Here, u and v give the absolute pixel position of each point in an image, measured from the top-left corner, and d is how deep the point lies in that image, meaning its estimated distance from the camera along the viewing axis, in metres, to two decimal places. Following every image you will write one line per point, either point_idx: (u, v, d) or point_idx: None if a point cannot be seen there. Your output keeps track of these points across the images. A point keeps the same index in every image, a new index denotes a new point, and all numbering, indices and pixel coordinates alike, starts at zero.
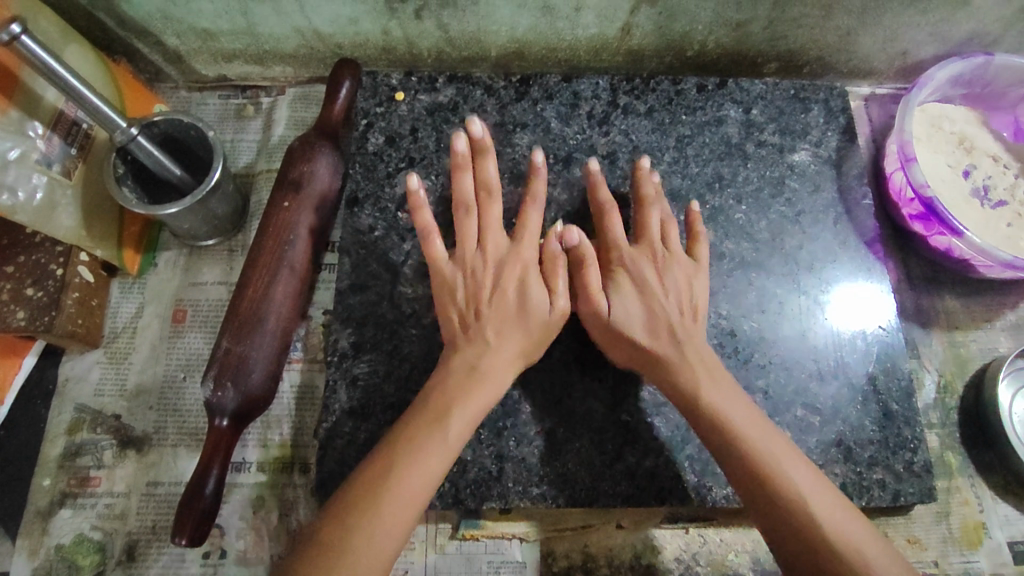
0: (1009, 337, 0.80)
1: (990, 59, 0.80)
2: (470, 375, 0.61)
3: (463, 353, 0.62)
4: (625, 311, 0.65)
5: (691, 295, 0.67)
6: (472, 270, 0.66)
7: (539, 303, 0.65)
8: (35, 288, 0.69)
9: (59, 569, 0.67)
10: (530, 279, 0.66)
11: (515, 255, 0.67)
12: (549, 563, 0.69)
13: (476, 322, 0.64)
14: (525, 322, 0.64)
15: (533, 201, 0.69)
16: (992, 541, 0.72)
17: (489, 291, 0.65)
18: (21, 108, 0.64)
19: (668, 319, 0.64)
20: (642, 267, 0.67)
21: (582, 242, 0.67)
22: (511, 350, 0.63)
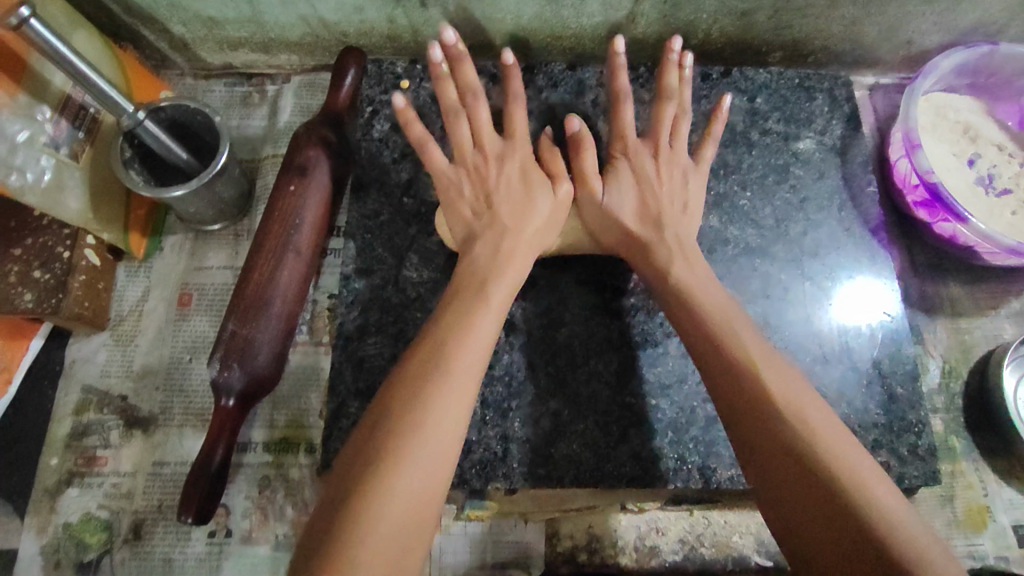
0: (1013, 323, 0.80)
1: (995, 47, 0.80)
2: (494, 256, 0.63)
3: (480, 247, 0.64)
4: (619, 195, 0.68)
5: (684, 185, 0.70)
6: (477, 166, 0.69)
7: (541, 187, 0.68)
8: (42, 271, 0.69)
9: (66, 547, 0.68)
10: (531, 171, 0.68)
11: (514, 149, 0.69)
12: (553, 543, 0.70)
13: (487, 210, 0.66)
14: (534, 208, 0.66)
15: (512, 99, 0.71)
16: (997, 524, 0.72)
17: (493, 183, 0.68)
18: (30, 92, 0.64)
19: (658, 210, 0.67)
20: (638, 159, 0.70)
21: (583, 130, 0.70)
22: (530, 230, 0.66)
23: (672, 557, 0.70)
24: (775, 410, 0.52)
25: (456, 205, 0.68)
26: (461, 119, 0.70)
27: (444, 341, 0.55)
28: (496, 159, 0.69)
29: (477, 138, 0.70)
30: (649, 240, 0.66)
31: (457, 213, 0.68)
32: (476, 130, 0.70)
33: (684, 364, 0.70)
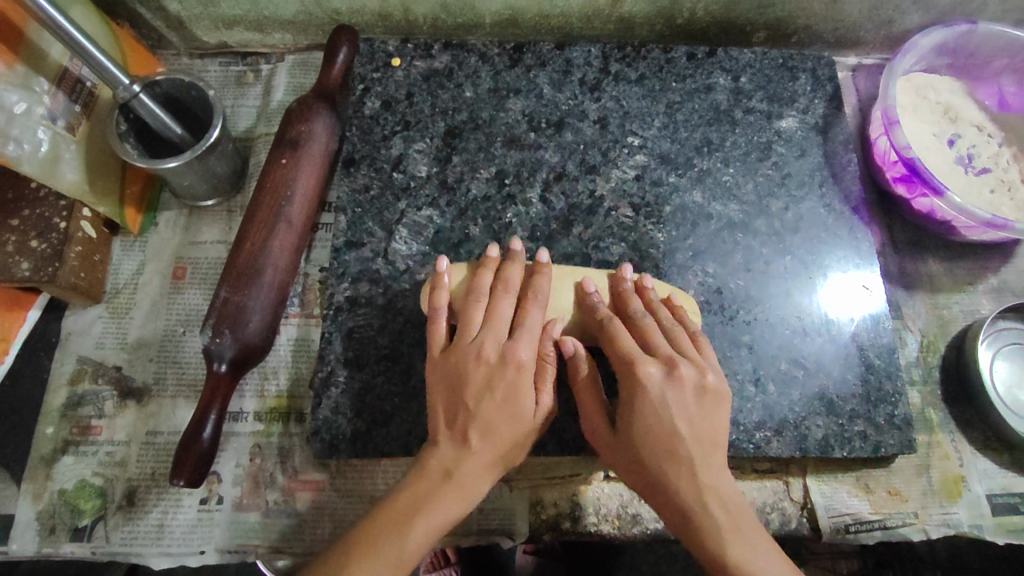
0: (990, 299, 0.81)
1: (974, 27, 0.82)
2: (444, 484, 0.57)
3: (432, 465, 0.58)
4: (630, 436, 0.58)
5: (712, 425, 0.59)
6: (464, 366, 0.60)
7: (526, 403, 0.60)
8: (39, 241, 0.71)
9: (61, 512, 0.69)
10: (524, 385, 0.60)
11: (513, 360, 0.60)
12: (537, 511, 0.71)
13: (462, 421, 0.58)
14: (516, 426, 0.59)
15: (534, 299, 0.63)
16: (971, 493, 0.74)
17: (478, 390, 0.59)
18: (26, 63, 0.66)
19: (687, 458, 0.57)
20: (663, 389, 0.59)
21: (577, 352, 0.63)
22: (496, 455, 0.58)
23: (654, 525, 0.71)
24: None
25: (434, 402, 0.60)
26: (479, 305, 0.62)
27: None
28: (491, 367, 0.60)
29: (482, 338, 0.61)
30: (664, 479, 0.57)
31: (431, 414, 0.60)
32: (485, 324, 0.61)
33: None
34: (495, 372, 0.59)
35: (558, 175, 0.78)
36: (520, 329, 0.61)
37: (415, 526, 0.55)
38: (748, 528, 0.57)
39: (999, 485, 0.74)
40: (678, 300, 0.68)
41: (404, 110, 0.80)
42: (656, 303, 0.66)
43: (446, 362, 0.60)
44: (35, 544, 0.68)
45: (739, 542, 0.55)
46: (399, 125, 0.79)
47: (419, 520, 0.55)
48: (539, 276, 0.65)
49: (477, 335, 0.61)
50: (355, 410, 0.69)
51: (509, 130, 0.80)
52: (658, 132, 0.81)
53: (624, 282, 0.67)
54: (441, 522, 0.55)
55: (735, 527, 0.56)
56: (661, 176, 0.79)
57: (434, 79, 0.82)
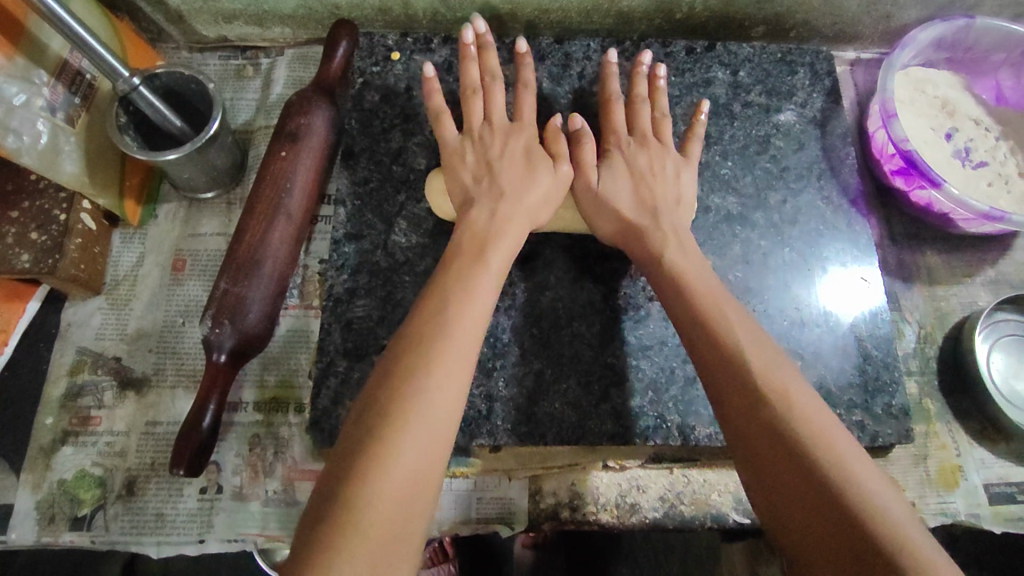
0: (988, 291, 0.82)
1: (971, 21, 0.82)
2: (492, 220, 0.64)
3: (475, 215, 0.65)
4: (612, 188, 0.69)
5: (676, 185, 0.71)
6: (481, 138, 0.70)
7: (542, 161, 0.69)
8: (39, 233, 0.71)
9: (61, 502, 0.69)
10: (534, 147, 0.70)
11: (519, 130, 0.71)
12: (537, 500, 0.72)
13: (487, 176, 0.68)
14: (534, 177, 0.68)
15: (525, 88, 0.75)
16: (968, 483, 0.74)
17: (498, 152, 0.69)
18: (27, 55, 0.66)
19: (655, 202, 0.68)
20: (635, 153, 0.72)
21: (584, 126, 0.72)
22: (528, 200, 0.66)
23: (652, 515, 0.71)
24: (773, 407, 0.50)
25: (456, 168, 0.69)
26: (478, 97, 0.73)
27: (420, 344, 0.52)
28: (503, 133, 0.71)
29: (488, 117, 0.72)
30: (642, 226, 0.67)
31: (455, 177, 0.69)
32: (488, 108, 0.73)
33: (665, 327, 0.71)
34: (508, 135, 0.71)
35: None
36: (518, 112, 0.73)
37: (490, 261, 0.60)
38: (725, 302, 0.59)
39: (996, 475, 0.74)
40: (704, 108, 0.77)
41: (404, 103, 0.80)
42: (662, 87, 0.77)
43: (463, 139, 0.71)
44: (34, 533, 0.68)
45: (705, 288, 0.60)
46: (398, 118, 0.80)
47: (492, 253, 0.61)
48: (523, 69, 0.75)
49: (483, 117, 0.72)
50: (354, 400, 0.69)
51: None
52: None
53: (641, 67, 0.78)
54: (507, 253, 0.62)
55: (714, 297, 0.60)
56: None
57: (434, 73, 0.82)
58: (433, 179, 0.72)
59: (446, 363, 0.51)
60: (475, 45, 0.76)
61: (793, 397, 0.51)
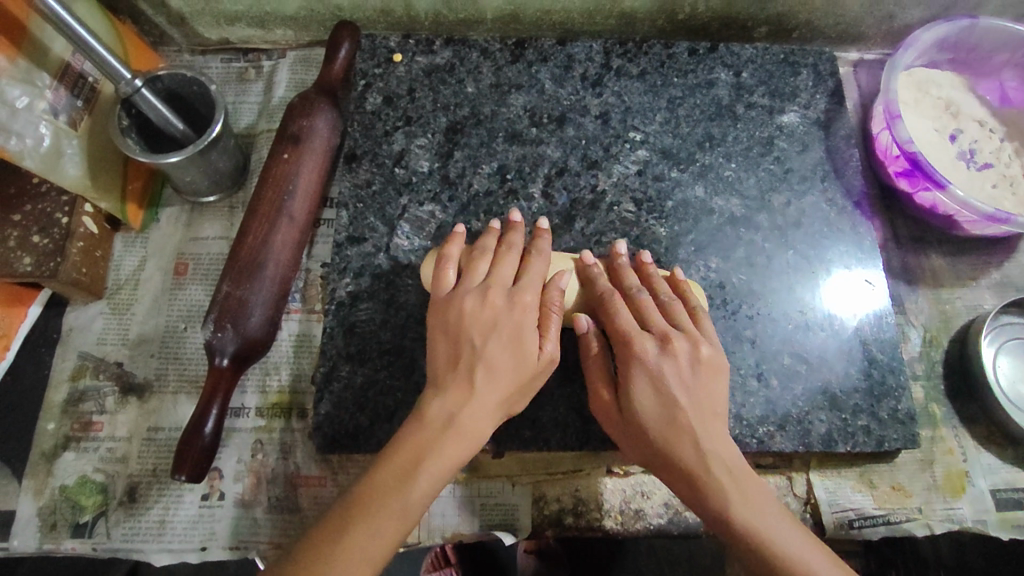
0: (993, 294, 0.81)
1: (975, 21, 0.82)
2: (446, 428, 0.55)
3: (434, 411, 0.56)
4: (637, 410, 0.59)
5: (709, 394, 0.60)
6: (471, 306, 0.59)
7: (530, 347, 0.59)
8: (41, 236, 0.71)
9: (63, 509, 0.69)
10: (526, 330, 0.60)
11: (519, 305, 0.60)
12: (540, 507, 0.71)
13: (468, 358, 0.58)
14: (515, 369, 0.58)
15: (539, 255, 0.64)
16: (975, 489, 0.73)
17: (487, 330, 0.59)
18: (29, 58, 0.66)
19: (692, 427, 0.58)
20: (660, 361, 0.60)
21: (589, 330, 0.63)
22: (499, 397, 0.57)
23: (656, 520, 0.70)
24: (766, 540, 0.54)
25: (434, 342, 0.60)
26: (484, 258, 0.63)
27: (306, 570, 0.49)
28: (498, 309, 0.60)
29: (487, 281, 0.61)
30: (665, 448, 0.58)
31: (432, 350, 0.60)
32: (490, 274, 0.62)
33: None
34: (502, 313, 0.59)
35: (559, 170, 0.78)
36: (524, 275, 0.63)
37: (420, 476, 0.54)
38: (756, 491, 0.56)
39: (1003, 480, 0.74)
40: (680, 277, 0.68)
41: (406, 105, 0.80)
42: (652, 274, 0.67)
43: (448, 304, 0.60)
44: (36, 540, 0.68)
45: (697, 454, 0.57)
46: (400, 121, 0.79)
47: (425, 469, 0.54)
48: (536, 237, 0.67)
49: (484, 279, 0.62)
50: (357, 404, 0.69)
51: (511, 126, 0.80)
52: (660, 128, 0.81)
53: (619, 257, 0.68)
54: (444, 470, 0.54)
55: (742, 489, 0.56)
56: (663, 171, 0.79)
57: (436, 75, 0.82)
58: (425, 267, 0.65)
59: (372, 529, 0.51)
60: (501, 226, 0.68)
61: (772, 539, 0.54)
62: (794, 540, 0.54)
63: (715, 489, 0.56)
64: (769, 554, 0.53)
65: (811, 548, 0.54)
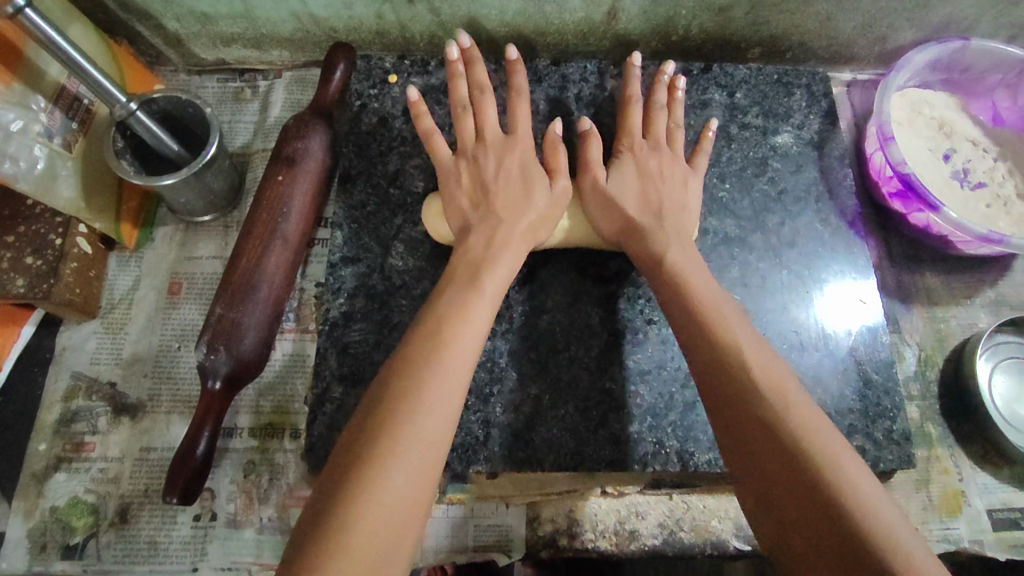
0: (988, 313, 0.81)
1: (967, 43, 0.82)
2: (489, 248, 0.64)
3: (470, 244, 0.65)
4: (618, 189, 0.70)
5: (683, 190, 0.71)
6: (481, 153, 0.71)
7: (540, 180, 0.69)
8: (34, 258, 0.71)
9: (53, 530, 0.68)
10: (531, 164, 0.70)
11: (512, 149, 0.71)
12: (534, 527, 0.71)
13: (485, 203, 0.68)
14: (533, 198, 0.68)
15: (517, 94, 0.75)
16: (971, 509, 0.73)
17: (494, 171, 0.69)
18: (24, 81, 0.66)
19: (660, 202, 0.69)
20: (645, 156, 0.73)
21: (592, 128, 0.73)
22: (527, 220, 0.67)
23: (651, 541, 0.71)
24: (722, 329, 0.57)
25: (452, 194, 0.69)
26: (468, 114, 0.73)
27: (403, 389, 0.51)
28: (501, 146, 0.71)
29: (481, 134, 0.72)
30: (638, 219, 0.68)
31: (454, 198, 0.69)
32: (481, 123, 0.73)
33: (664, 350, 0.71)
34: (503, 151, 0.71)
35: None
36: (513, 122, 0.74)
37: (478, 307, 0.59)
38: (695, 255, 0.65)
39: (999, 500, 0.73)
40: (711, 126, 0.78)
41: (401, 126, 0.81)
42: (679, 97, 0.78)
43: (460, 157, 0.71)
44: (25, 561, 0.67)
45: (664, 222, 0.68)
46: (396, 141, 0.80)
47: (484, 277, 0.62)
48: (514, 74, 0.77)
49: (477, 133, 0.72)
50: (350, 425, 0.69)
51: None
52: None
53: (663, 75, 0.79)
54: (501, 279, 0.63)
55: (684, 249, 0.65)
56: None
57: (431, 95, 0.82)
58: (433, 206, 0.72)
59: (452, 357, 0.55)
60: (461, 58, 0.76)
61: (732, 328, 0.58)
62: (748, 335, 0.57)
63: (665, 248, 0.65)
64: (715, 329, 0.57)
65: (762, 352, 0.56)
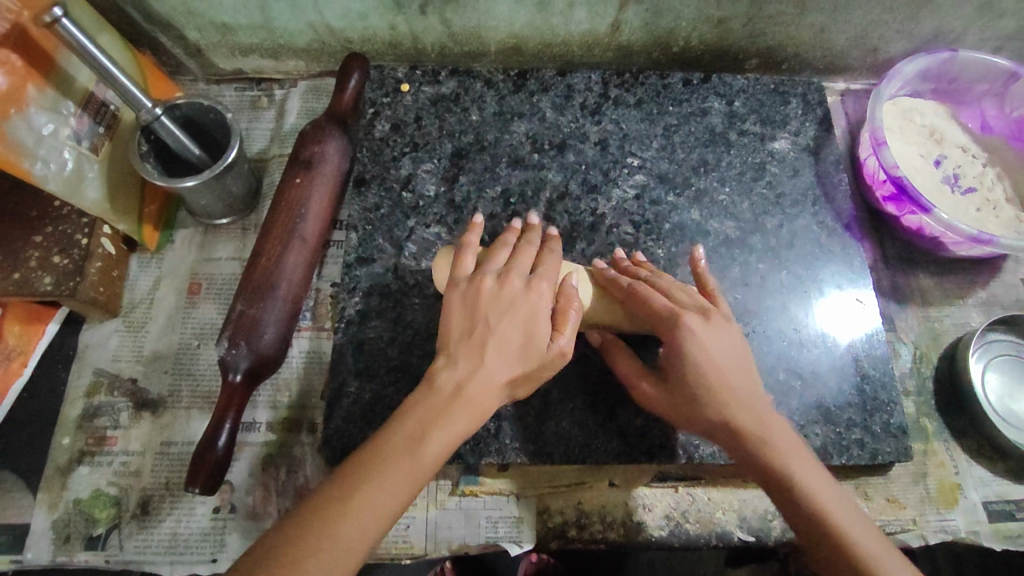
0: (980, 312, 0.84)
1: (955, 54, 0.86)
2: (453, 398, 0.53)
3: (440, 380, 0.54)
4: (692, 374, 0.60)
5: (746, 361, 0.61)
6: (488, 287, 0.58)
7: (542, 333, 0.57)
8: (61, 256, 0.73)
9: (77, 521, 0.70)
10: (540, 316, 0.58)
11: (529, 295, 0.59)
12: (544, 519, 0.73)
13: (480, 335, 0.56)
14: (527, 353, 0.56)
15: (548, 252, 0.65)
16: (968, 501, 0.75)
17: (501, 306, 0.57)
18: (56, 87, 0.69)
19: (745, 397, 0.59)
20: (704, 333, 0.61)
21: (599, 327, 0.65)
22: (505, 378, 0.55)
23: (658, 532, 0.72)
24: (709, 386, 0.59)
25: (449, 317, 0.58)
26: (506, 249, 0.64)
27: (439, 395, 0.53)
28: (515, 290, 0.59)
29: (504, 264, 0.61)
30: (721, 406, 0.59)
31: (445, 328, 0.58)
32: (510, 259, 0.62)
33: None
34: (519, 294, 0.58)
35: (561, 194, 0.82)
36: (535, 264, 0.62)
37: (427, 443, 0.51)
38: (744, 385, 0.60)
39: (995, 492, 0.75)
40: (700, 256, 0.70)
41: (413, 132, 0.84)
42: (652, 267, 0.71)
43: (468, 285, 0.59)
44: (49, 553, 0.69)
45: (738, 382, 0.59)
46: (408, 147, 0.83)
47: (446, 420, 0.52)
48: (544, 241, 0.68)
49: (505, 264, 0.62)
50: (366, 419, 0.71)
51: (514, 151, 0.84)
52: (656, 154, 0.85)
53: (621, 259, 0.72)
54: (455, 435, 0.52)
55: (730, 376, 0.60)
56: (660, 196, 0.82)
57: (441, 103, 0.86)
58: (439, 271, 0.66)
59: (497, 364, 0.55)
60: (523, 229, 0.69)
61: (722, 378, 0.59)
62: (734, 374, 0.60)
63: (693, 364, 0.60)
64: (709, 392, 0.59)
65: (750, 396, 0.59)
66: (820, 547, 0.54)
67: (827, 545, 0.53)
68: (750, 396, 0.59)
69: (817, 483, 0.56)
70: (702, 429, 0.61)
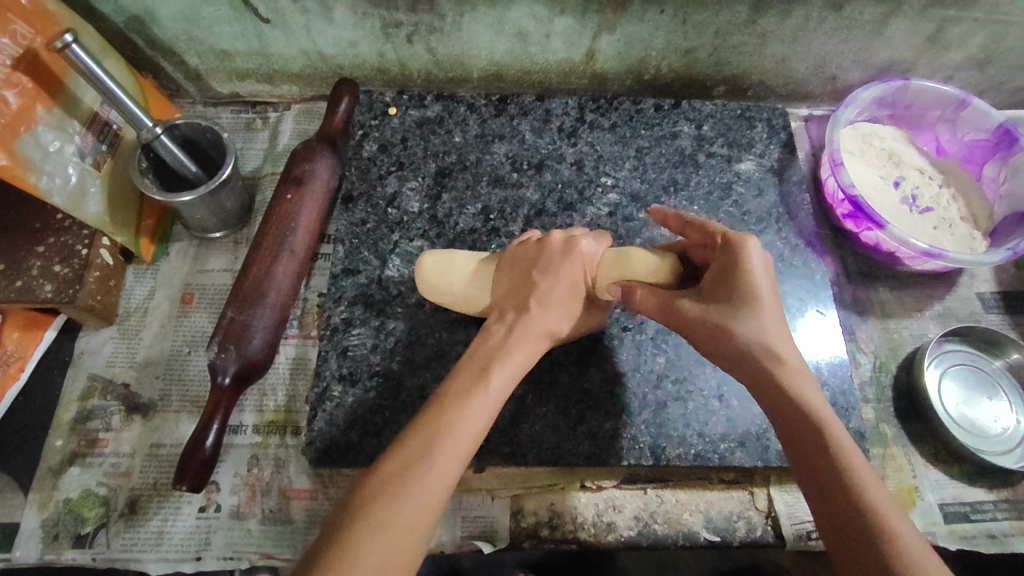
0: (936, 324, 0.88)
1: (908, 82, 0.92)
2: (507, 337, 0.62)
3: (497, 328, 0.64)
4: (739, 294, 0.61)
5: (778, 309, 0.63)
6: (537, 252, 0.68)
7: (577, 288, 0.67)
8: (61, 266, 0.77)
9: (66, 520, 0.73)
10: (574, 274, 0.67)
11: (577, 251, 0.68)
12: (518, 519, 0.76)
13: (525, 291, 0.66)
14: (568, 305, 0.66)
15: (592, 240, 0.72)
16: (925, 503, 0.78)
17: (542, 265, 0.67)
18: (63, 108, 0.73)
19: (781, 333, 0.60)
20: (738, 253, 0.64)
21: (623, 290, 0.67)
22: (549, 321, 0.64)
23: (628, 532, 0.75)
24: (755, 305, 0.60)
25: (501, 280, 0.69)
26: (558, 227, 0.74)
27: (489, 355, 0.61)
28: (556, 251, 0.68)
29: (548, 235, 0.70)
30: (759, 326, 0.60)
31: (499, 283, 0.69)
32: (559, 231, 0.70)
33: (638, 353, 0.78)
34: (558, 255, 0.67)
35: (538, 211, 0.86)
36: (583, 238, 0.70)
37: (493, 379, 0.58)
38: (781, 321, 0.61)
39: (950, 495, 0.79)
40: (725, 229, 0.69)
41: (399, 152, 0.89)
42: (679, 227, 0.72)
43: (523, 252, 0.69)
44: (38, 550, 0.72)
45: (776, 313, 0.61)
46: (393, 166, 0.88)
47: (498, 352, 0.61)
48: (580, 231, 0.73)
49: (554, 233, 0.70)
50: (348, 422, 0.74)
51: (495, 171, 0.88)
52: (629, 174, 0.89)
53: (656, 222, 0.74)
54: (514, 369, 0.60)
55: (773, 308, 0.61)
56: (632, 213, 0.87)
57: (426, 126, 0.91)
58: (431, 265, 0.72)
59: (535, 314, 0.64)
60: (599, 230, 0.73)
61: (765, 306, 0.61)
62: (774, 310, 0.61)
63: (747, 286, 0.61)
64: (751, 310, 0.60)
65: (784, 333, 0.60)
66: (822, 469, 0.52)
67: (831, 470, 0.52)
68: (782, 332, 0.60)
69: (835, 423, 0.55)
70: (729, 346, 0.60)
